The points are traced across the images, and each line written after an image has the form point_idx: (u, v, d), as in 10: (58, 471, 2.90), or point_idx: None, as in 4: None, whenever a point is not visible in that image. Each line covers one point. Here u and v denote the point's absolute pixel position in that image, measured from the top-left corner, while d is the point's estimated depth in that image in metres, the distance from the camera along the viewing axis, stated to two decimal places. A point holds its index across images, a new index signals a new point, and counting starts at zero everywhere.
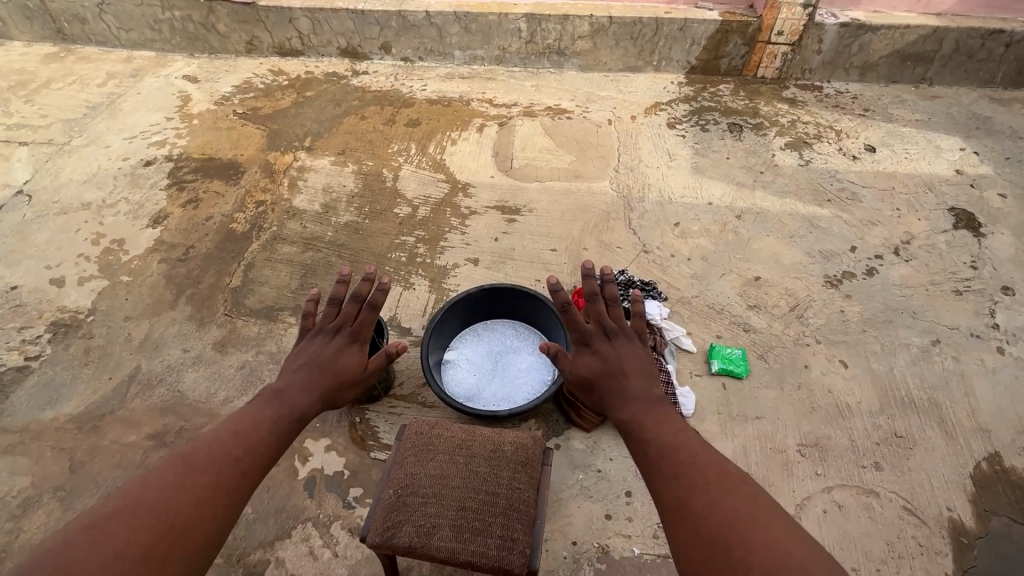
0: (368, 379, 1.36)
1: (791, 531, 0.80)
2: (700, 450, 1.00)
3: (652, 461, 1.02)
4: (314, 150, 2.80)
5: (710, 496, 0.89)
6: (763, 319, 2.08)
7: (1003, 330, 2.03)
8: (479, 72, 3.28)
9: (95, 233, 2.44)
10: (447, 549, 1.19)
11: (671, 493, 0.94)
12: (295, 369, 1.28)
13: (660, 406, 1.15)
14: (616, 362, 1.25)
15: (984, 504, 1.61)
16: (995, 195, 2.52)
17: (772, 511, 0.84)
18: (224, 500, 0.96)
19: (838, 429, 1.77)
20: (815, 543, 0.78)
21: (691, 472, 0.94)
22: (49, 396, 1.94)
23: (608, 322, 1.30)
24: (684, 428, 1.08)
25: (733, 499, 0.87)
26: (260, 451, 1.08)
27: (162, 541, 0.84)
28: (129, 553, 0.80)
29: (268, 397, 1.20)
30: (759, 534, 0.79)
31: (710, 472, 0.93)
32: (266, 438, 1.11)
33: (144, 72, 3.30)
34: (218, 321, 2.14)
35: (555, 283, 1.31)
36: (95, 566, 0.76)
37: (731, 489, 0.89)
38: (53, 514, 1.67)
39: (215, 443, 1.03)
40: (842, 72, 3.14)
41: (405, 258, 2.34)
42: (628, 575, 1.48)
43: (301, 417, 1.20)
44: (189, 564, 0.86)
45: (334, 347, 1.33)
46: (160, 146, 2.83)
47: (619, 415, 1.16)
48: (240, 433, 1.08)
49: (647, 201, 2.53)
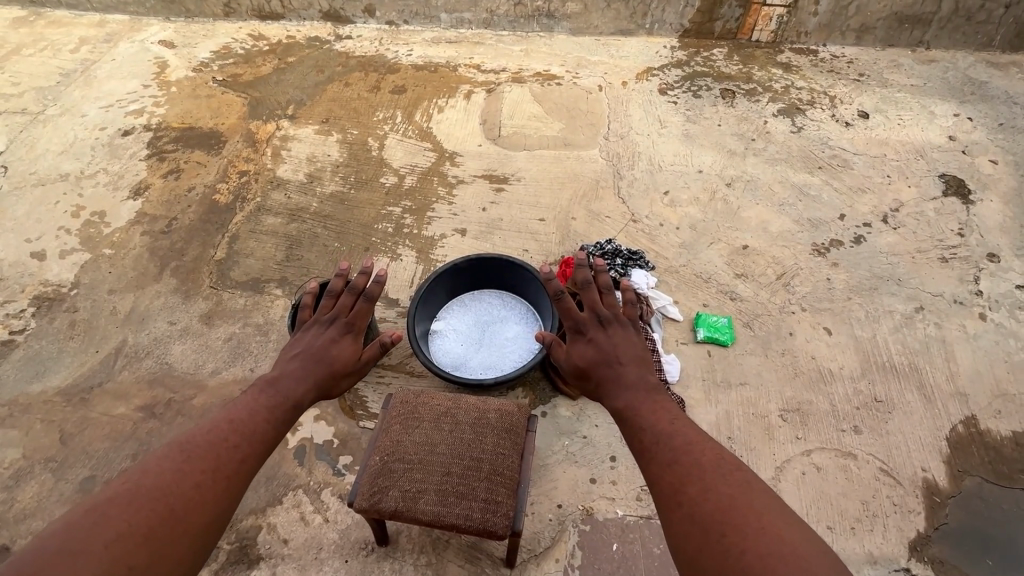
0: (362, 370, 1.35)
1: (784, 518, 0.82)
2: (694, 438, 1.01)
3: (644, 448, 1.03)
4: (297, 119, 2.73)
5: (704, 484, 0.90)
6: (750, 287, 2.08)
7: (986, 297, 2.04)
8: (466, 36, 3.18)
9: (74, 206, 2.39)
10: (432, 513, 1.21)
11: (668, 480, 0.94)
12: (289, 360, 1.27)
13: (656, 395, 1.15)
14: (611, 351, 1.25)
15: (959, 465, 1.65)
16: (986, 161, 2.50)
17: (764, 497, 0.86)
18: (225, 485, 0.95)
19: (820, 394, 1.81)
20: (809, 531, 0.80)
21: (687, 461, 0.95)
22: (35, 369, 1.94)
23: (603, 311, 1.32)
24: (679, 416, 1.08)
25: (727, 487, 0.88)
26: (258, 436, 1.07)
27: (164, 523, 0.84)
28: (131, 535, 0.80)
29: (262, 385, 1.19)
30: (756, 522, 0.81)
31: (705, 461, 0.94)
32: (263, 424, 1.09)
33: (117, 37, 3.17)
34: (204, 293, 2.12)
35: (549, 272, 1.33)
36: (98, 547, 0.76)
37: (726, 476, 0.90)
38: (45, 484, 1.68)
39: (212, 429, 1.02)
40: (838, 35, 3.06)
41: (392, 229, 2.31)
42: (611, 535, 1.52)
43: (295, 406, 1.18)
44: (190, 547, 0.86)
45: (328, 335, 1.33)
46: (138, 115, 2.75)
47: (613, 403, 1.16)
48: (238, 420, 1.07)
49: (637, 169, 2.50)
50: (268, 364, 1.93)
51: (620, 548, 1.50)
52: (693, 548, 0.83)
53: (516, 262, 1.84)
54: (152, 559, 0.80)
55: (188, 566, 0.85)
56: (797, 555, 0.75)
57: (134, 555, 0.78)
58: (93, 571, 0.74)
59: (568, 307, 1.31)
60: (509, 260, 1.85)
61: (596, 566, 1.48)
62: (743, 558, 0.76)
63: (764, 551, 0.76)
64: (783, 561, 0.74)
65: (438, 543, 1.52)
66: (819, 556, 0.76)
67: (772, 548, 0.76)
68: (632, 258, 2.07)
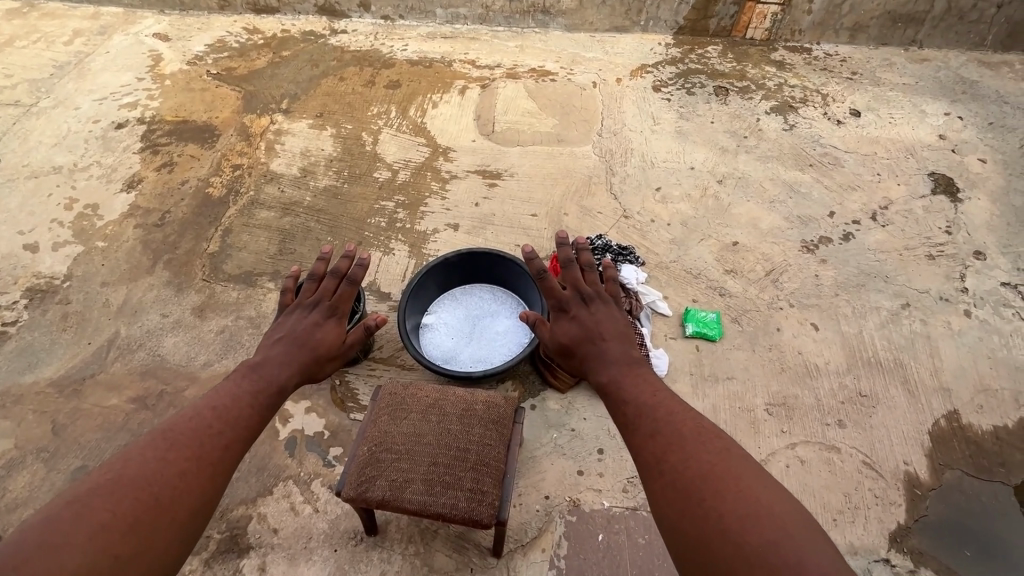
0: (347, 353, 1.37)
1: (761, 481, 0.84)
2: (677, 410, 1.02)
3: (628, 419, 1.04)
4: (291, 113, 2.74)
5: (686, 451, 0.91)
6: (739, 283, 2.11)
7: (972, 294, 2.07)
8: (462, 31, 3.18)
9: (67, 198, 2.40)
10: (419, 502, 1.23)
11: (651, 450, 0.95)
12: (273, 345, 1.28)
13: (638, 369, 1.16)
14: (595, 328, 1.27)
15: (940, 458, 1.67)
16: (975, 160, 2.52)
17: (744, 462, 0.87)
18: (209, 472, 0.97)
19: (806, 388, 1.83)
20: (784, 491, 0.82)
21: (670, 431, 0.96)
22: (28, 361, 1.95)
23: (585, 289, 1.33)
24: (661, 388, 1.10)
25: (709, 455, 0.89)
26: (241, 424, 1.08)
27: (148, 512, 0.85)
28: (116, 525, 0.81)
29: (246, 370, 1.20)
30: (735, 486, 0.82)
31: (688, 431, 0.95)
32: (247, 411, 1.11)
33: (112, 30, 3.17)
34: (197, 286, 2.13)
35: (530, 253, 1.33)
36: (83, 538, 0.77)
37: (707, 443, 0.91)
38: (36, 474, 1.69)
39: (195, 418, 1.03)
40: (832, 34, 3.08)
41: (384, 224, 2.32)
42: (597, 526, 1.54)
43: (280, 391, 1.20)
44: (176, 534, 0.87)
45: (311, 318, 1.34)
46: (132, 108, 2.75)
47: (598, 378, 1.18)
48: (220, 407, 1.08)
49: (630, 166, 2.52)
50: None
51: (605, 538, 1.52)
52: (675, 513, 0.84)
53: (505, 256, 1.86)
54: (138, 547, 0.81)
55: (175, 554, 0.86)
56: (776, 517, 0.77)
57: (119, 544, 0.79)
58: (79, 562, 0.75)
59: (551, 285, 1.31)
60: (498, 254, 1.87)
61: (582, 556, 1.50)
62: (723, 521, 0.78)
63: (744, 515, 0.78)
64: (763, 523, 0.76)
65: (426, 533, 1.54)
66: (794, 514, 0.78)
67: (751, 511, 0.78)
68: (622, 253, 2.09)
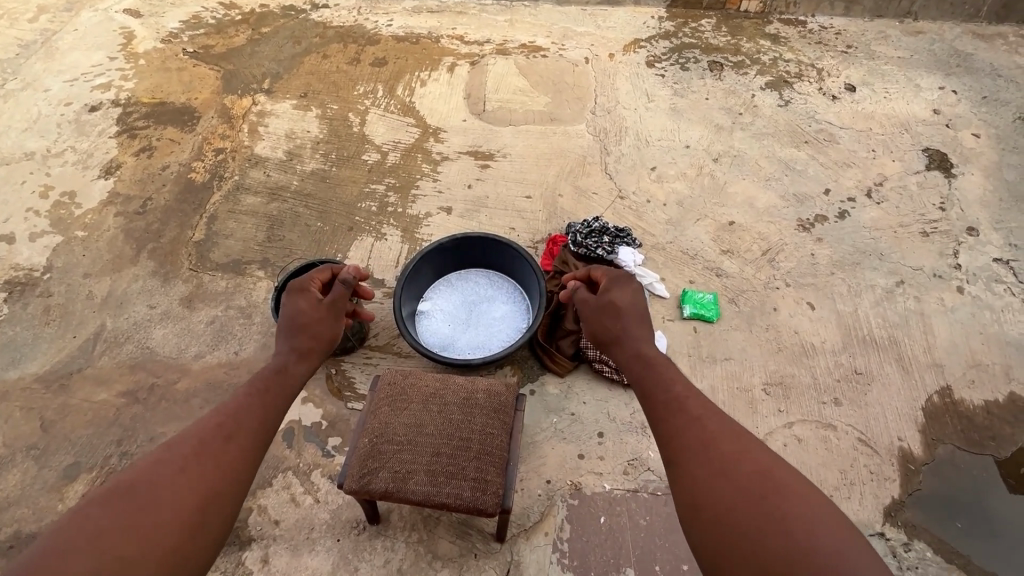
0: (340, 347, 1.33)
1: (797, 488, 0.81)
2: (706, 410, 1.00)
3: (655, 421, 1.03)
4: (274, 93, 2.64)
5: (715, 455, 0.90)
6: (736, 264, 2.10)
7: (965, 270, 2.08)
8: (449, 5, 3.07)
9: (42, 185, 2.30)
10: (422, 493, 1.22)
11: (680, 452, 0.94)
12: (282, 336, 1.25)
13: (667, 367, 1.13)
14: (621, 330, 1.26)
15: (933, 433, 1.70)
16: (969, 135, 2.52)
17: (776, 464, 0.86)
18: (224, 470, 0.92)
19: (802, 367, 1.84)
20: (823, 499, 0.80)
21: (696, 432, 0.95)
22: (11, 356, 1.89)
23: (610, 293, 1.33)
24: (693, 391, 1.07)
25: (738, 460, 0.88)
26: (256, 421, 1.04)
27: (161, 513, 0.81)
28: (128, 527, 0.77)
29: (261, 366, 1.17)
30: (770, 495, 0.81)
31: (716, 434, 0.94)
32: (260, 410, 1.06)
33: (79, 5, 3.00)
34: (184, 276, 2.07)
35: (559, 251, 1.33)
36: (92, 543, 0.74)
37: (737, 448, 0.90)
38: (27, 472, 1.66)
39: (215, 416, 1.00)
40: (827, 6, 3.02)
41: (376, 208, 2.27)
42: (599, 509, 1.56)
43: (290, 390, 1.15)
44: (191, 537, 0.83)
45: (317, 304, 1.32)
46: (105, 89, 2.63)
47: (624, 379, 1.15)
48: (235, 406, 1.04)
49: (624, 144, 2.47)
50: (252, 347, 1.91)
51: (607, 520, 1.54)
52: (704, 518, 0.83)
53: (502, 239, 1.82)
54: (148, 551, 0.77)
55: (192, 556, 0.82)
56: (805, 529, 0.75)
57: (130, 548, 0.76)
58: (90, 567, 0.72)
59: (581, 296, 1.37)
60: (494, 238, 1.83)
61: (584, 538, 1.51)
62: (761, 528, 0.77)
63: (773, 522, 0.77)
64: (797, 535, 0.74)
65: (428, 520, 1.54)
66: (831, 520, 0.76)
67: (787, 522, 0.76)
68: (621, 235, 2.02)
